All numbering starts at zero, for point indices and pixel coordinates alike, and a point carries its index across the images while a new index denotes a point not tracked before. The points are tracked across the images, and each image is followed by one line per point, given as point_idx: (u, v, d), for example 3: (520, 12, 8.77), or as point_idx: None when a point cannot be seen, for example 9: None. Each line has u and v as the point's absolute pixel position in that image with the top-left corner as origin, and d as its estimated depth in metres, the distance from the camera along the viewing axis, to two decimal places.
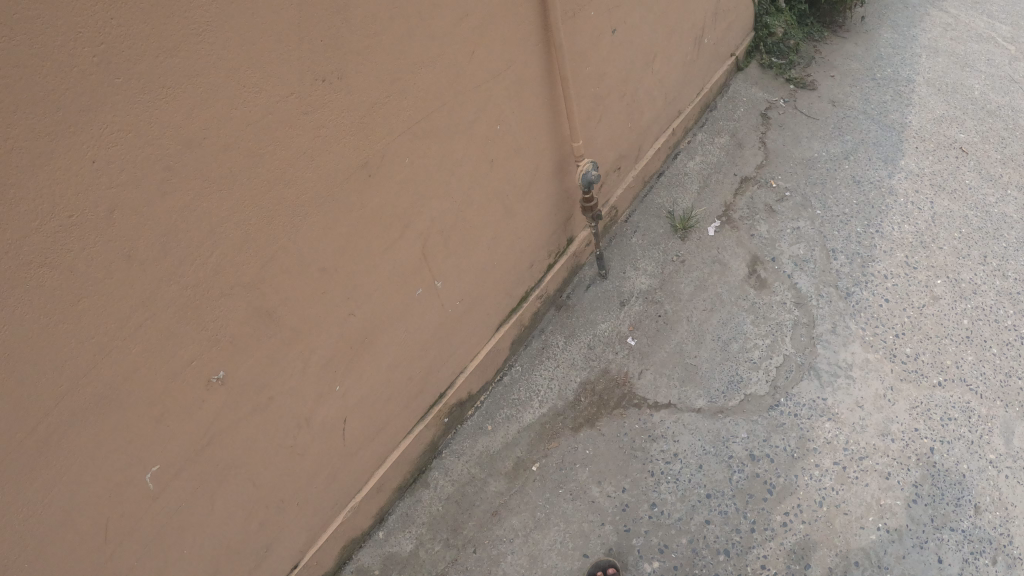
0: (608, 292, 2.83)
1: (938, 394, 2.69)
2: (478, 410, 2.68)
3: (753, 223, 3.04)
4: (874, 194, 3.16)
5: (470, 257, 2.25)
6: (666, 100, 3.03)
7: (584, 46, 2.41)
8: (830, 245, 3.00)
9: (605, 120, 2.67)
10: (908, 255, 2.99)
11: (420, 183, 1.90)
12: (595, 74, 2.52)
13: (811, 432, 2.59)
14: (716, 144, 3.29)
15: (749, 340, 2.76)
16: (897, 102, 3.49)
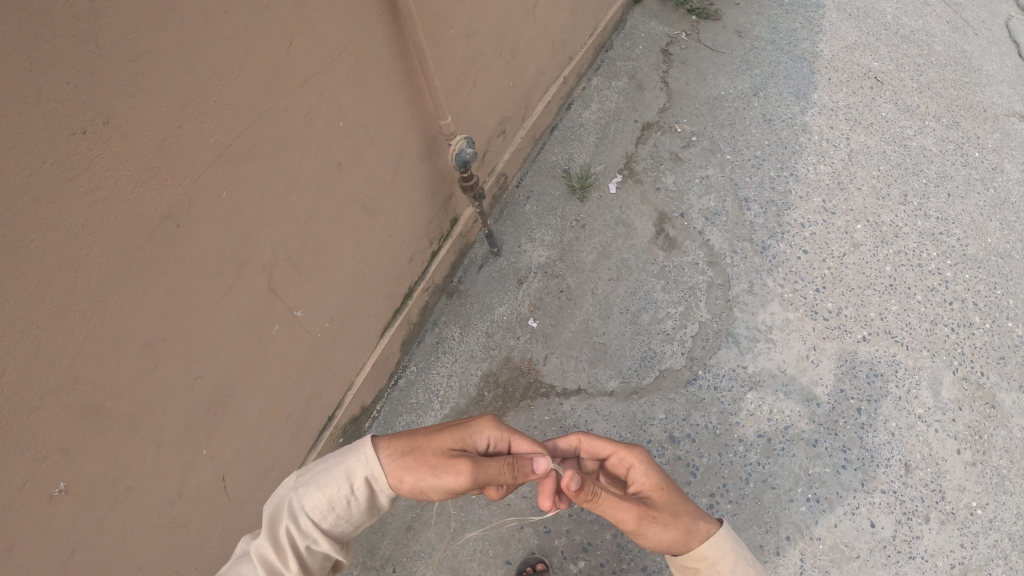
0: (504, 270, 2.56)
1: (863, 350, 2.55)
2: (377, 419, 2.40)
3: (658, 175, 2.78)
4: (785, 132, 2.95)
5: (327, 265, 2.04)
6: (555, 46, 2.73)
7: (443, 5, 2.09)
8: (742, 194, 2.77)
9: (480, 83, 2.38)
10: (825, 199, 2.81)
11: (244, 211, 1.73)
12: (462, 34, 2.22)
13: (733, 405, 2.41)
14: (614, 87, 2.97)
15: (660, 310, 2.54)
16: (807, 30, 3.28)
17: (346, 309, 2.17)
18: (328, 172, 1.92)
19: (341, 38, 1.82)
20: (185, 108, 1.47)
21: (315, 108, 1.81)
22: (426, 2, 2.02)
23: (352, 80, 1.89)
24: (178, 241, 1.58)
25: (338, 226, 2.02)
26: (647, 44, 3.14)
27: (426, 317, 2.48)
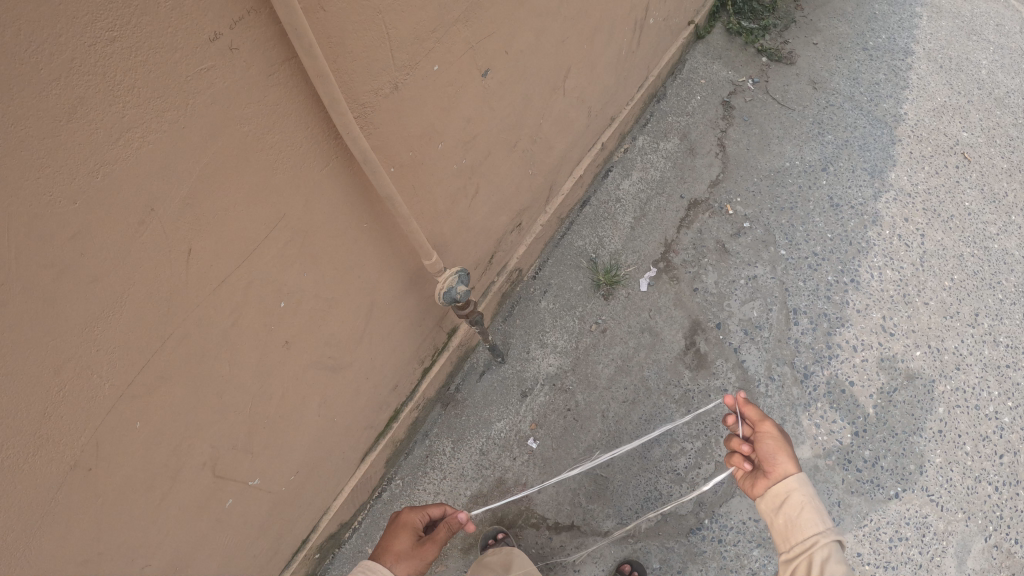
0: (508, 379, 2.31)
1: (893, 508, 2.25)
2: (357, 530, 2.21)
3: (698, 272, 2.44)
4: (852, 223, 2.57)
5: (291, 425, 1.81)
6: (590, 113, 2.38)
7: (436, 124, 1.76)
8: (792, 303, 2.44)
9: (488, 187, 2.06)
10: (885, 315, 2.47)
11: (183, 412, 1.46)
12: (464, 147, 1.90)
13: (736, 561, 2.18)
14: (660, 151, 2.61)
15: (675, 445, 2.30)
16: (890, 84, 2.85)
17: (315, 453, 1.95)
18: (287, 342, 1.66)
19: (301, 188, 1.47)
20: (72, 360, 1.17)
21: (268, 290, 1.53)
22: (413, 130, 1.70)
23: (313, 244, 1.58)
24: (95, 479, 1.33)
25: (302, 388, 1.78)
26: (706, 94, 2.74)
27: (418, 428, 2.29)
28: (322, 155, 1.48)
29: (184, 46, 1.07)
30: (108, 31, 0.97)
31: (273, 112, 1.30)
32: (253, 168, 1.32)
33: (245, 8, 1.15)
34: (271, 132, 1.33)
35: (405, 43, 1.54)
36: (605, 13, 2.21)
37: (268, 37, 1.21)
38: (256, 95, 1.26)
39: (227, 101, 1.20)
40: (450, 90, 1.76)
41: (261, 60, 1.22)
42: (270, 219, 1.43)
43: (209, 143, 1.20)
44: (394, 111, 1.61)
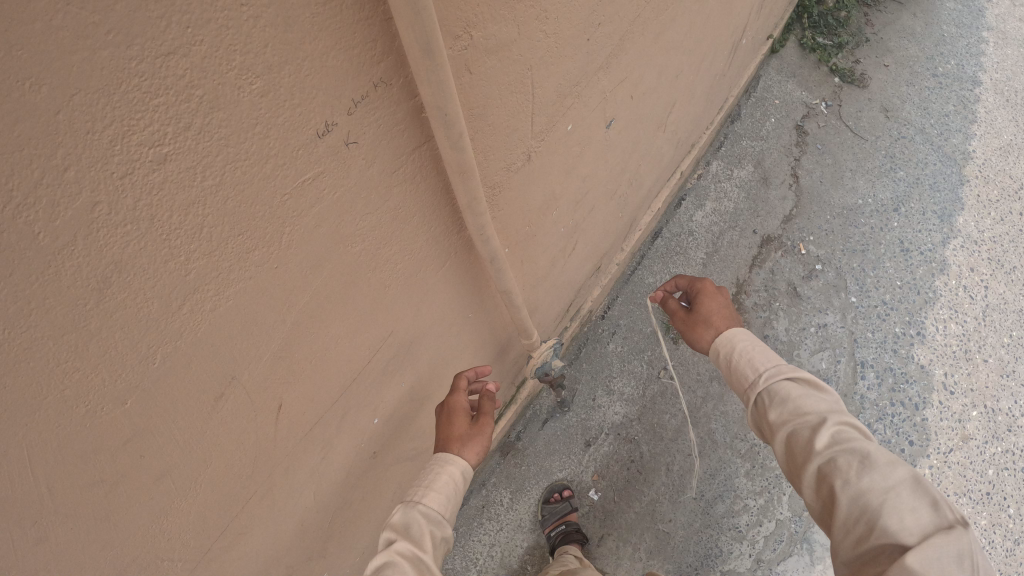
0: (572, 428, 2.24)
1: None
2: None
3: (770, 317, 2.32)
4: (921, 271, 2.47)
5: (367, 509, 1.63)
6: (680, 142, 2.16)
7: (560, 187, 1.53)
8: (859, 356, 2.35)
9: (584, 238, 1.84)
10: (947, 372, 2.38)
11: (261, 526, 1.27)
12: (576, 205, 1.67)
13: None
14: (733, 179, 2.50)
15: (738, 500, 2.15)
16: (959, 117, 2.73)
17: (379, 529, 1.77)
18: (374, 437, 1.46)
19: (413, 281, 1.25)
20: (149, 523, 0.99)
21: (368, 387, 1.32)
22: (534, 203, 1.45)
23: (414, 334, 1.37)
24: None
25: (380, 473, 1.59)
26: (780, 117, 2.62)
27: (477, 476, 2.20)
28: (441, 245, 1.26)
29: (279, 144, 0.81)
30: (157, 178, 0.70)
31: (395, 206, 1.07)
32: (361, 267, 1.09)
33: (370, 88, 0.87)
34: (393, 228, 1.10)
35: (548, 104, 1.28)
36: (716, 38, 1.97)
37: (395, 119, 0.95)
38: (370, 187, 0.99)
39: (335, 201, 0.95)
40: (577, 149, 1.51)
41: (386, 150, 0.97)
42: (380, 321, 1.24)
43: (307, 249, 0.96)
44: (522, 182, 1.35)
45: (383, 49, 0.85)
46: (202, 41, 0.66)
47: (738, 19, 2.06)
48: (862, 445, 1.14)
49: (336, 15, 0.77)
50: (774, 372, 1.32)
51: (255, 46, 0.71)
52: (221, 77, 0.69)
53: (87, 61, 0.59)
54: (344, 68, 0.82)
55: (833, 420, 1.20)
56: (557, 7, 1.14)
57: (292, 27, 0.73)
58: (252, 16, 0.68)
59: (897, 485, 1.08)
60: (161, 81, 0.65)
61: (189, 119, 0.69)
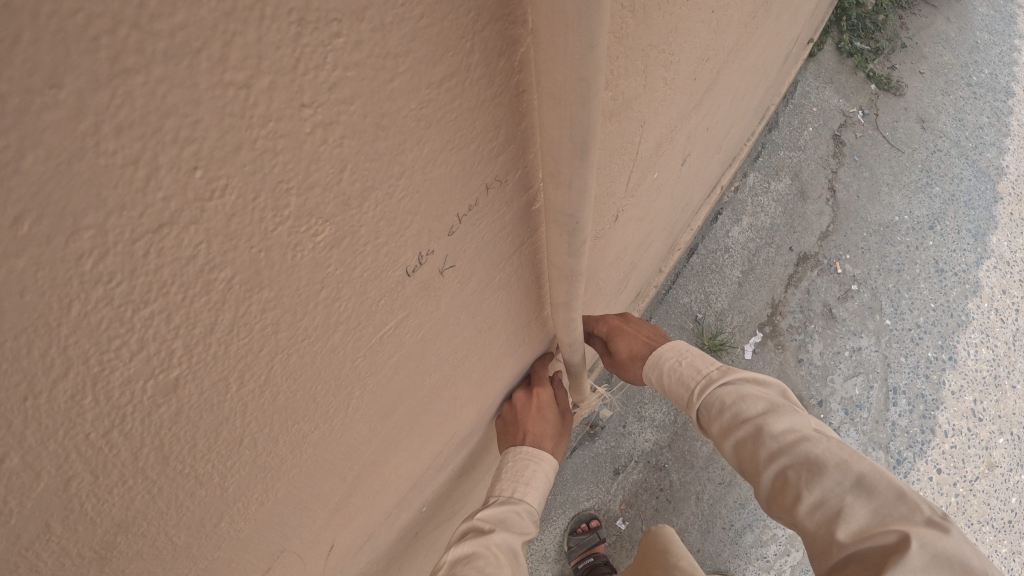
0: (601, 455, 2.15)
1: None
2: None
3: (805, 340, 2.23)
4: (955, 292, 2.39)
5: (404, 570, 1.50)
6: (727, 159, 2.02)
7: (633, 231, 1.38)
8: (891, 381, 2.26)
9: (637, 270, 1.70)
10: (977, 398, 2.31)
11: None
12: (640, 242, 1.53)
13: None
14: (770, 193, 2.37)
15: (767, 530, 2.11)
16: (994, 130, 2.63)
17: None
18: (425, 507, 1.33)
19: (491, 367, 1.10)
20: None
21: (424, 475, 1.16)
22: (606, 259, 1.29)
23: (478, 411, 1.22)
24: None
25: (421, 538, 1.45)
26: (817, 125, 2.50)
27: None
28: (523, 327, 1.09)
29: (365, 276, 0.65)
30: (170, 411, 0.56)
31: (483, 304, 0.91)
32: (439, 368, 0.93)
33: (479, 194, 0.72)
34: (477, 325, 0.93)
35: (646, 155, 1.11)
36: (778, 52, 1.81)
37: (500, 224, 0.80)
38: (457, 306, 0.85)
39: (421, 325, 0.81)
40: (654, 193, 1.34)
41: (485, 263, 0.84)
42: (450, 414, 1.07)
43: (384, 370, 0.81)
44: (606, 240, 1.19)
45: (504, 138, 0.68)
46: (227, 222, 0.47)
47: (796, 29, 1.91)
48: (810, 438, 1.01)
49: (454, 95, 0.59)
50: (707, 379, 1.18)
51: (327, 167, 0.52)
52: (262, 253, 0.52)
53: (41, 329, 0.41)
54: (454, 172, 0.66)
55: (775, 414, 1.06)
56: (678, 51, 0.97)
57: (390, 127, 0.55)
58: (321, 123, 0.48)
59: (852, 477, 0.94)
60: (165, 301, 0.47)
61: (211, 325, 0.53)
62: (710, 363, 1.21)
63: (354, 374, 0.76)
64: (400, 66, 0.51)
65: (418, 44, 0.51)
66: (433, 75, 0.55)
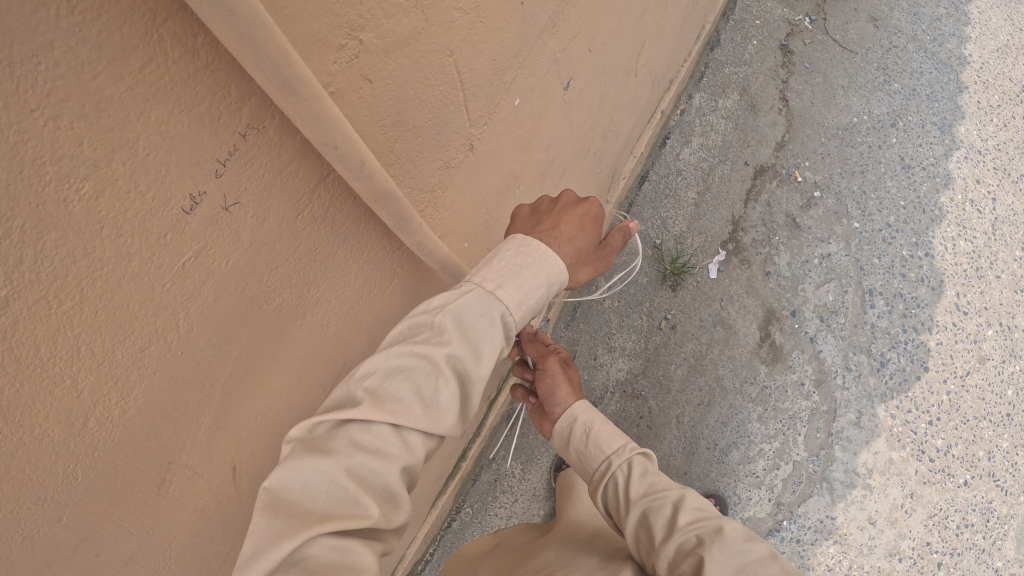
0: None
1: (961, 497, 2.09)
2: (429, 562, 1.98)
3: (770, 253, 2.23)
4: (925, 188, 2.34)
5: None
6: (653, 85, 2.04)
7: (526, 151, 1.41)
8: (867, 284, 2.23)
9: (562, 198, 1.74)
10: (960, 292, 2.26)
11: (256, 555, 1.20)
12: (548, 165, 1.56)
13: (811, 559, 2.01)
14: (719, 111, 2.38)
15: (753, 446, 2.09)
16: (952, 19, 2.58)
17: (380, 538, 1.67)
18: None
19: (341, 293, 1.09)
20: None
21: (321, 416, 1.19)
22: (481, 192, 1.30)
23: (369, 349, 1.24)
24: None
25: None
26: (762, 38, 2.49)
27: (483, 450, 2.06)
28: (368, 253, 1.10)
29: (158, 204, 0.68)
30: (8, 322, 0.59)
31: (299, 235, 0.92)
32: (272, 304, 0.94)
33: (236, 142, 0.73)
34: (298, 256, 0.94)
35: (500, 66, 1.14)
36: None
37: (276, 161, 0.80)
38: (262, 238, 0.85)
39: (230, 261, 0.82)
40: (524, 120, 1.33)
41: (278, 199, 0.84)
42: (318, 347, 1.11)
43: (217, 299, 0.83)
44: (466, 174, 1.20)
45: (238, 95, 0.70)
46: (5, 190, 0.54)
47: None
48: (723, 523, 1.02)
49: (163, 77, 0.62)
50: (631, 451, 1.17)
51: (68, 144, 0.57)
52: (43, 207, 0.57)
53: None
54: (199, 125, 0.68)
55: (693, 497, 1.07)
56: None
57: (112, 111, 0.59)
58: (49, 119, 0.55)
59: (756, 559, 0.97)
60: None
61: (18, 260, 0.57)
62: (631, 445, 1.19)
63: (177, 308, 0.79)
64: (96, 65, 0.56)
65: (107, 51, 0.56)
66: (132, 64, 0.59)
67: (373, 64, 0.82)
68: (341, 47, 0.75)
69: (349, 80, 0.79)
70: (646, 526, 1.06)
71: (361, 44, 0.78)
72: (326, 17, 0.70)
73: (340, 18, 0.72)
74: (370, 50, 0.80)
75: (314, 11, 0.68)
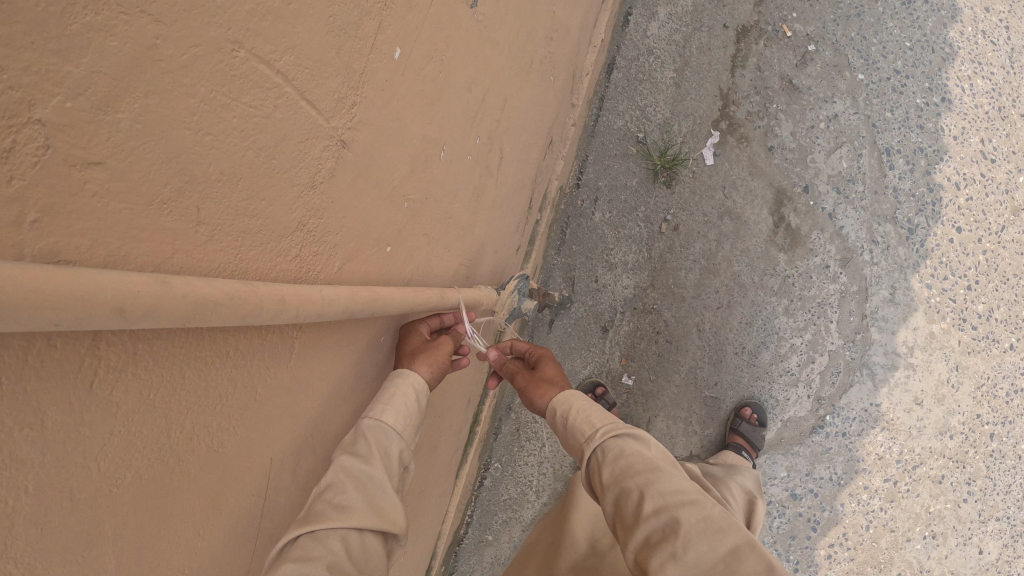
0: (583, 319, 1.91)
1: (1008, 362, 1.97)
2: (471, 523, 1.84)
3: (770, 124, 1.95)
4: (931, 24, 2.02)
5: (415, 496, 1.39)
6: None
7: (507, 52, 1.04)
8: (881, 142, 1.96)
9: (550, 95, 1.38)
10: (984, 138, 2.01)
11: None
12: (534, 60, 1.19)
13: (861, 449, 1.92)
14: None
15: (784, 342, 1.90)
16: None
17: (401, 573, 1.44)
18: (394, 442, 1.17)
19: (249, 412, 0.69)
20: None
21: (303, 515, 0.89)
22: (453, 157, 0.95)
23: (353, 375, 0.94)
24: None
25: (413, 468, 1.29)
26: None
27: (499, 402, 1.84)
28: (250, 338, 0.66)
29: None
30: None
31: (117, 397, 0.52)
32: (125, 526, 0.56)
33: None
34: (139, 436, 0.55)
35: None
36: None
37: (15, 351, 0.42)
38: (54, 460, 0.47)
39: (44, 501, 0.47)
40: (486, 41, 0.93)
41: (59, 386, 0.46)
42: (261, 469, 0.75)
43: (51, 555, 0.49)
44: (415, 157, 0.82)
45: None
46: None
47: None
48: (693, 504, 0.83)
49: None
50: (609, 427, 0.98)
51: None
52: None
53: None
54: None
55: (664, 473, 0.88)
56: None
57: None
58: None
59: (728, 547, 0.78)
60: None
61: None
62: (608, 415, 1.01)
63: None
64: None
65: None
66: None
67: (129, 131, 0.41)
68: (6, 152, 0.34)
69: (70, 195, 0.39)
70: (619, 514, 0.90)
71: (50, 124, 0.36)
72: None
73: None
74: (82, 119, 0.38)
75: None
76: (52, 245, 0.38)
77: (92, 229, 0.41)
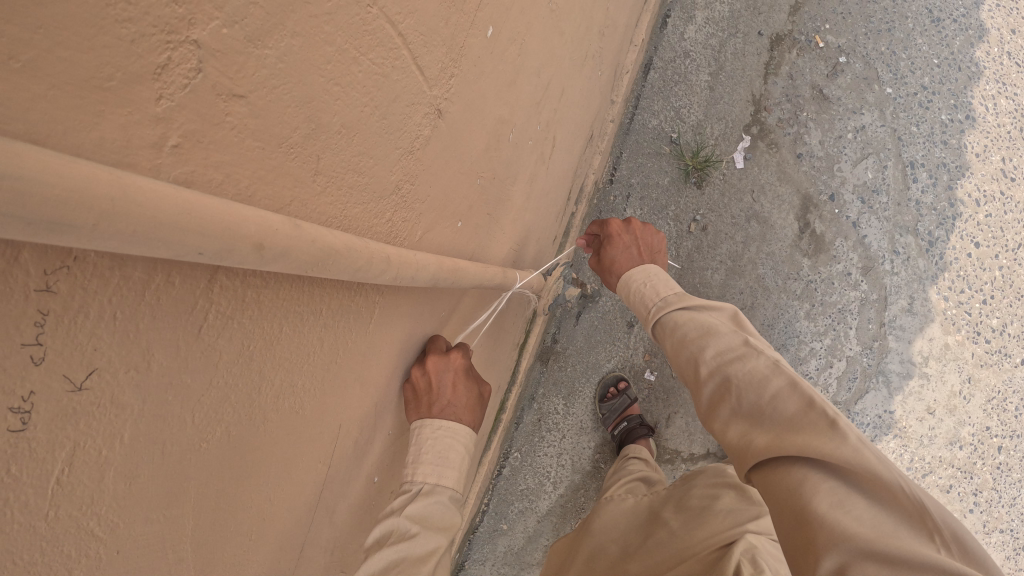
0: (609, 313, 1.88)
1: (1019, 377, 2.01)
2: (487, 511, 1.85)
3: (800, 131, 1.99)
4: (958, 43, 2.06)
5: None
6: None
7: (570, 41, 1.07)
8: (907, 156, 2.00)
9: (595, 87, 1.41)
10: (1005, 157, 2.06)
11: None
12: (587, 51, 1.22)
13: None
14: None
15: (803, 346, 1.93)
16: None
17: None
18: None
19: (330, 371, 0.72)
20: None
21: (358, 484, 0.91)
22: (517, 139, 0.98)
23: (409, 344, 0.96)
24: None
25: None
26: None
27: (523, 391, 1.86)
28: (334, 301, 0.68)
29: None
30: None
31: (219, 347, 0.51)
32: (207, 480, 0.55)
33: (40, 304, 0.34)
34: (233, 387, 0.55)
35: None
36: None
37: (133, 284, 0.40)
38: (159, 409, 0.46)
39: (136, 451, 0.45)
40: (555, 29, 0.97)
41: (166, 331, 0.44)
42: (329, 435, 0.78)
43: (137, 507, 0.47)
44: (488, 136, 0.87)
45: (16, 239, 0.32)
46: None
47: None
48: (743, 357, 0.92)
49: None
50: (671, 300, 1.11)
51: None
52: None
53: None
54: None
55: (718, 335, 0.98)
56: None
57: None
58: None
59: (770, 390, 0.86)
60: None
61: None
62: (678, 290, 1.14)
63: (94, 541, 0.44)
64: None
65: None
66: None
67: (271, 70, 0.47)
68: (162, 69, 0.39)
69: (216, 120, 0.44)
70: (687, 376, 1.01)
71: (205, 48, 0.41)
72: (93, 49, 0.34)
73: (132, 29, 0.36)
74: (234, 49, 0.43)
75: (48, 48, 0.32)
76: (188, 170, 0.42)
77: (225, 164, 0.46)
